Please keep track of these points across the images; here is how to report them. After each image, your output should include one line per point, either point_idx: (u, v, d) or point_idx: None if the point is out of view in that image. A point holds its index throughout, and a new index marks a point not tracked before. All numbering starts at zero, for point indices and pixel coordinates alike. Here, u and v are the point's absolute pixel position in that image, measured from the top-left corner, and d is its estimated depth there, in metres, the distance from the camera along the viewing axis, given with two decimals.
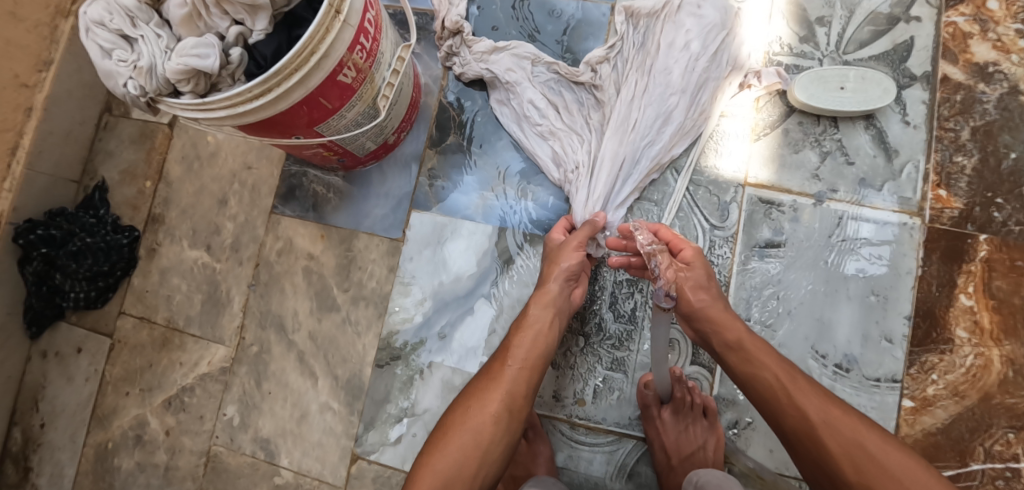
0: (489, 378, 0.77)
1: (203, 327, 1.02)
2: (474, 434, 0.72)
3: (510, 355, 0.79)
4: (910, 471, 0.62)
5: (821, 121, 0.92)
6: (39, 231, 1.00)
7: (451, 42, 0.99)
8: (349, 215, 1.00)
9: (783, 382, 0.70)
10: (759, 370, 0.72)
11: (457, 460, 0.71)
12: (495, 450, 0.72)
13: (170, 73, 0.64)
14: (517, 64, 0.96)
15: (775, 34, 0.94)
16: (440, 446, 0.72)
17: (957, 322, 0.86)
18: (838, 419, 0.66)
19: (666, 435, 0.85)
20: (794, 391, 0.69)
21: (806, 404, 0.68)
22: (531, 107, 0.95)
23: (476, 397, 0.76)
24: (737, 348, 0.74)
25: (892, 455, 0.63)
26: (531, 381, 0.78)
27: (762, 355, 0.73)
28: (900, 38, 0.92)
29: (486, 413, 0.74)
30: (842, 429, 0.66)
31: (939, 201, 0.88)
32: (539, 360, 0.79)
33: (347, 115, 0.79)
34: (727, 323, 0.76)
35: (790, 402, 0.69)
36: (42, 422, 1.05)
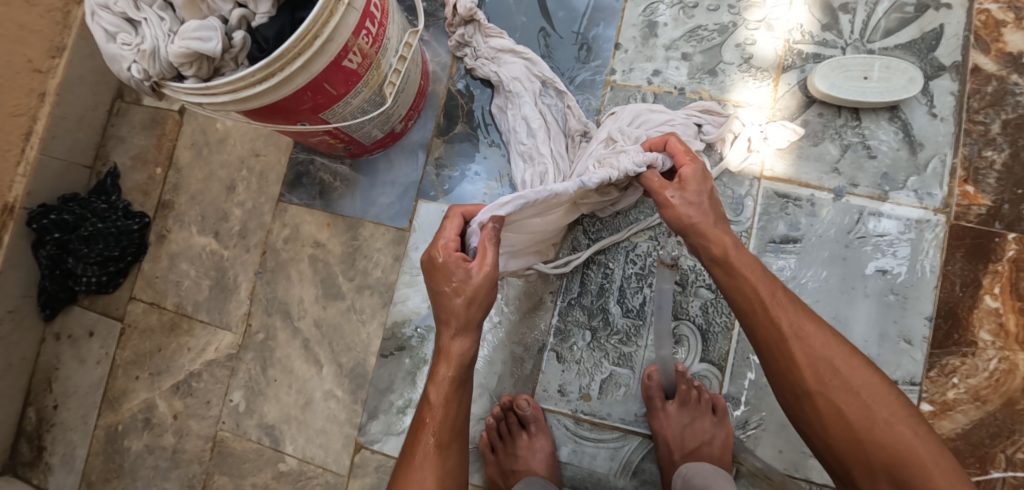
0: (411, 471, 0.66)
1: (211, 312, 1.03)
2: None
3: (429, 427, 0.68)
4: (881, 399, 0.60)
5: (842, 113, 0.88)
6: (52, 215, 1.01)
7: (463, 32, 0.96)
8: (356, 203, 1.00)
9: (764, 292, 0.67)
10: (740, 284, 0.68)
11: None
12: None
13: (173, 57, 0.63)
14: (526, 75, 0.93)
15: (796, 20, 0.91)
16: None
17: (980, 325, 0.82)
18: (810, 334, 0.64)
19: (670, 430, 0.83)
20: (773, 305, 0.66)
21: (784, 318, 0.65)
22: (524, 122, 0.92)
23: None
24: (735, 266, 0.69)
25: (866, 378, 0.61)
26: (450, 460, 0.67)
27: (742, 263, 0.69)
28: (929, 26, 0.88)
29: None
30: (817, 347, 0.63)
31: (966, 197, 0.84)
32: (452, 432, 0.69)
33: (353, 102, 0.78)
34: (714, 237, 0.70)
35: (768, 318, 0.66)
36: (55, 402, 1.07)
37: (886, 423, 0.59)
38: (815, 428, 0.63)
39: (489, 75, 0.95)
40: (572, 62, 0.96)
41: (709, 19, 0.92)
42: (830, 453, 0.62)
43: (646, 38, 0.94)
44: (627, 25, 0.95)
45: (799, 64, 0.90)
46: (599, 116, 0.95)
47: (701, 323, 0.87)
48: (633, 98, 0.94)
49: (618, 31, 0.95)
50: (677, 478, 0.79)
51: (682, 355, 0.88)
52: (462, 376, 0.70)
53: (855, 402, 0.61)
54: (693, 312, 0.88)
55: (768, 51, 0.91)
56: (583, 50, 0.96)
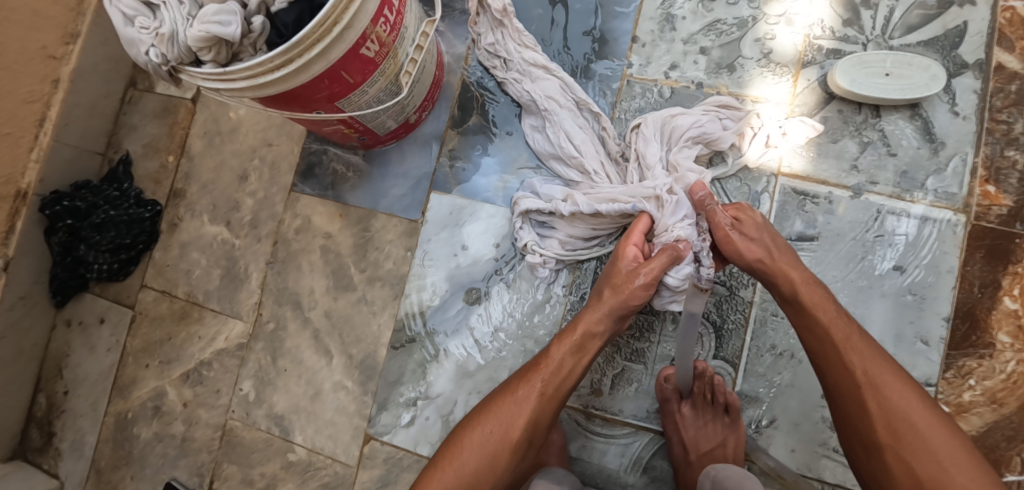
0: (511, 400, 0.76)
1: (221, 302, 1.03)
2: (487, 456, 0.74)
3: (541, 375, 0.77)
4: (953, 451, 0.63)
5: (861, 110, 0.87)
6: (64, 202, 1.01)
7: (493, 39, 0.94)
8: (367, 195, 0.99)
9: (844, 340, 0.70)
10: (815, 322, 0.72)
11: (471, 465, 0.74)
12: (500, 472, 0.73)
13: (192, 41, 0.63)
14: (562, 91, 0.91)
15: (817, 15, 0.89)
16: (450, 460, 0.75)
17: (999, 327, 0.81)
18: (882, 377, 0.67)
19: (685, 431, 0.83)
20: (846, 345, 0.70)
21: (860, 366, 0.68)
22: (566, 139, 0.90)
23: (498, 417, 0.76)
24: (809, 305, 0.73)
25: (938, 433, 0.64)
26: (543, 409, 0.76)
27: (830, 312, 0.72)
28: (952, 23, 0.86)
29: (504, 441, 0.74)
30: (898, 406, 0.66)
31: (987, 197, 0.83)
32: (556, 391, 0.77)
33: (369, 91, 0.77)
34: (782, 274, 0.76)
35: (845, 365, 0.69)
36: (65, 389, 1.07)
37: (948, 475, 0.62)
38: (878, 477, 0.66)
39: (520, 94, 0.93)
40: (588, 55, 0.95)
41: (728, 13, 0.91)
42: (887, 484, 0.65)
43: (664, 31, 0.93)
44: (645, 18, 0.94)
45: (819, 60, 0.89)
46: (614, 110, 0.94)
47: (715, 320, 0.87)
48: (650, 92, 0.93)
49: (635, 24, 0.94)
50: (706, 477, 0.78)
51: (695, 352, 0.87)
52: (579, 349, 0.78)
53: (925, 457, 0.63)
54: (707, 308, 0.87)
55: (787, 46, 0.90)
56: (599, 43, 0.95)
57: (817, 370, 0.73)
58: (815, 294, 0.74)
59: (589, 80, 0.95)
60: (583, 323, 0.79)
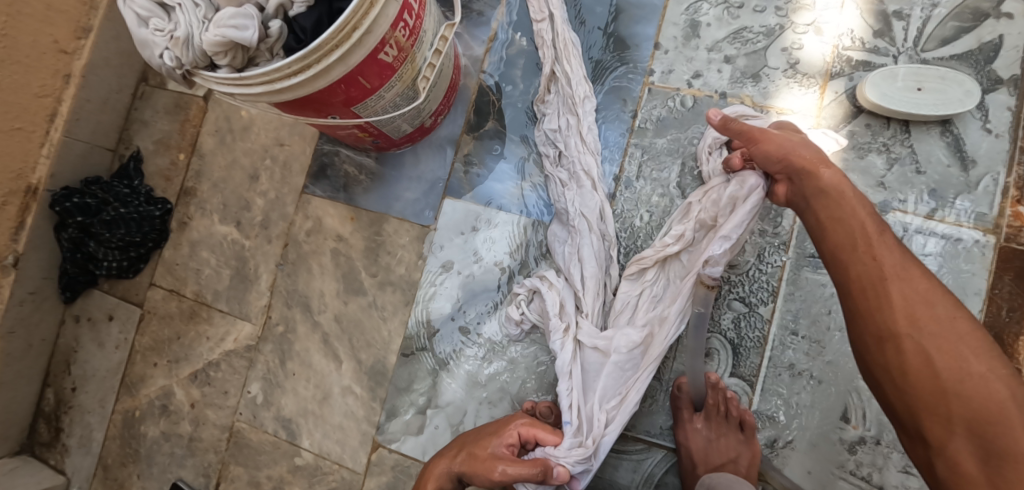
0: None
1: (230, 302, 1.02)
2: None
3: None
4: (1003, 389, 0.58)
5: (890, 125, 0.84)
6: (75, 198, 1.00)
7: (552, 103, 0.92)
8: (380, 198, 0.98)
9: (876, 271, 0.66)
10: (849, 214, 0.69)
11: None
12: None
13: (208, 45, 0.61)
14: (592, 210, 0.87)
15: (847, 25, 0.87)
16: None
17: None
18: (914, 274, 0.64)
19: (695, 443, 0.82)
20: (876, 240, 0.67)
21: (900, 298, 0.64)
22: (578, 264, 0.86)
23: None
24: (839, 198, 0.70)
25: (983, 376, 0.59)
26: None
27: (868, 239, 0.68)
28: (988, 36, 0.83)
29: None
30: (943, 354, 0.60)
31: (1018, 218, 0.80)
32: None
33: (385, 96, 0.75)
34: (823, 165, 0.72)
35: (880, 296, 0.65)
36: (73, 385, 1.07)
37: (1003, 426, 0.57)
38: (891, 372, 0.63)
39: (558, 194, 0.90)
40: (608, 61, 0.93)
41: (755, 20, 0.89)
42: (912, 421, 0.62)
43: (688, 38, 0.91)
44: (668, 24, 0.92)
45: (848, 72, 0.86)
46: (634, 119, 0.92)
47: (732, 337, 0.85)
48: (672, 100, 0.91)
49: (658, 30, 0.92)
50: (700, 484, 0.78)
51: (711, 368, 0.86)
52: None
53: (950, 350, 0.60)
54: (724, 325, 0.85)
55: (815, 56, 0.87)
56: (621, 49, 0.93)
57: (839, 260, 0.69)
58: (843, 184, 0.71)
59: (608, 87, 0.93)
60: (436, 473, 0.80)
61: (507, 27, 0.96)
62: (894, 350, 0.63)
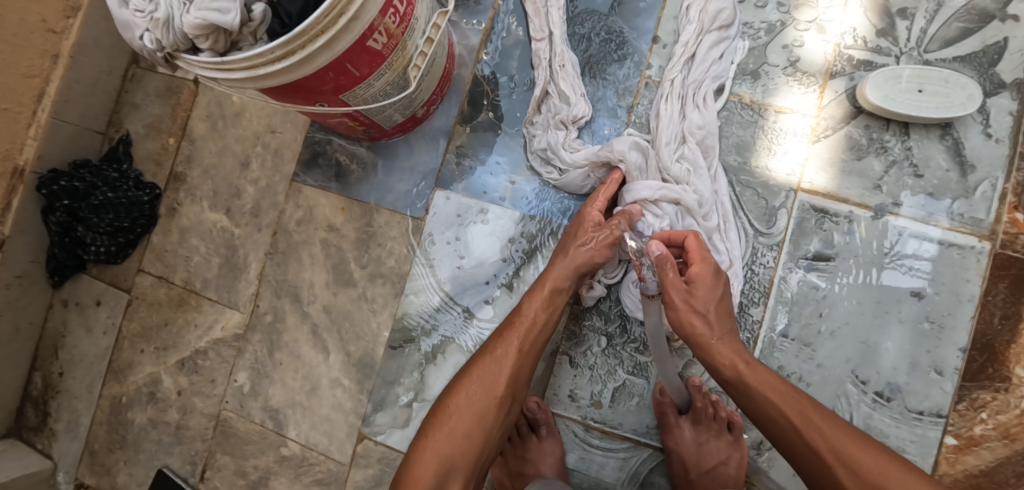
0: (490, 360, 0.76)
1: (219, 291, 1.01)
2: (477, 417, 0.72)
3: (515, 333, 0.77)
4: (852, 439, 0.64)
5: (890, 126, 0.83)
6: (62, 182, 0.99)
7: (543, 121, 0.92)
8: (371, 189, 0.96)
9: (780, 424, 0.68)
10: (764, 400, 0.69)
11: (463, 429, 0.72)
12: (492, 423, 0.73)
13: (189, 28, 0.59)
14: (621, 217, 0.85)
15: (849, 24, 0.85)
16: (439, 428, 0.72)
17: (1017, 360, 0.78)
18: (856, 455, 0.63)
19: (685, 447, 0.81)
20: (803, 425, 0.67)
21: (810, 421, 0.67)
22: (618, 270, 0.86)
23: (481, 376, 0.75)
24: (751, 387, 0.70)
25: (873, 461, 0.62)
26: (524, 363, 0.77)
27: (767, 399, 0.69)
28: (993, 38, 0.82)
29: (491, 394, 0.74)
30: (817, 435, 0.65)
31: (1015, 225, 0.80)
32: (532, 349, 0.77)
33: (375, 84, 0.74)
34: (719, 349, 0.72)
35: (797, 448, 0.67)
36: (61, 369, 1.07)
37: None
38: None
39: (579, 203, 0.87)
40: (605, 54, 0.91)
41: (757, 16, 0.87)
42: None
43: None
44: (668, 17, 0.90)
45: (849, 71, 0.85)
46: (630, 114, 0.90)
47: None
48: None
49: (657, 23, 0.90)
50: None
51: (698, 368, 0.85)
52: (552, 303, 0.79)
53: None
54: None
55: (817, 54, 0.86)
56: (619, 41, 0.91)
57: (782, 446, 0.68)
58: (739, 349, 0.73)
59: (605, 81, 0.91)
60: (550, 279, 0.80)
61: (504, 16, 0.95)
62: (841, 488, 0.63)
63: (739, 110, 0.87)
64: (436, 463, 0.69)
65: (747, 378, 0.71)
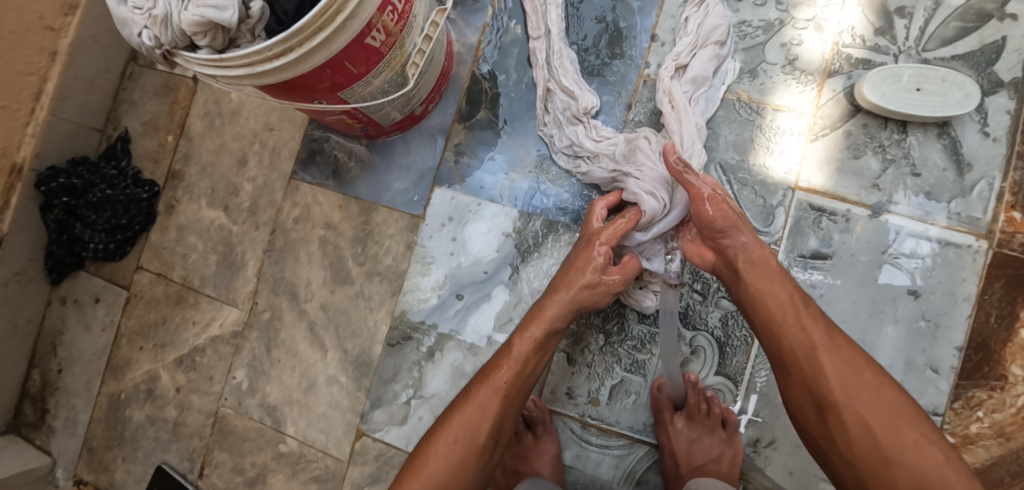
0: (473, 401, 0.73)
1: (217, 288, 1.01)
2: (455, 466, 0.69)
3: (498, 375, 0.74)
4: (873, 370, 0.64)
5: (887, 125, 0.83)
6: (61, 179, 0.99)
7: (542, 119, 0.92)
8: (369, 186, 0.97)
9: (808, 343, 0.66)
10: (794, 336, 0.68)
11: (441, 477, 0.68)
12: (471, 472, 0.69)
13: (186, 25, 0.59)
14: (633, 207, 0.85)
15: (847, 22, 0.85)
16: (417, 474, 0.69)
17: (1013, 359, 0.78)
18: (876, 407, 0.63)
19: (678, 444, 0.82)
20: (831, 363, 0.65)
21: (836, 345, 0.65)
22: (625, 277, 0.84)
23: (462, 421, 0.71)
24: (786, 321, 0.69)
25: (893, 411, 0.62)
26: (508, 409, 0.73)
27: (798, 319, 0.68)
28: (991, 37, 0.82)
29: (474, 439, 0.70)
30: (843, 358, 0.64)
31: (1012, 224, 0.80)
32: (518, 389, 0.75)
33: (373, 82, 0.74)
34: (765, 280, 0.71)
35: (817, 368, 0.65)
36: (59, 367, 1.07)
37: (917, 446, 0.60)
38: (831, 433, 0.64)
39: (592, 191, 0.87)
40: (603, 52, 0.91)
41: (755, 14, 0.87)
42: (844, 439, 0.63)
43: None
44: (666, 16, 0.90)
45: (847, 70, 0.85)
46: (628, 112, 0.90)
47: (719, 335, 0.84)
48: None
49: (655, 22, 0.90)
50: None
51: (695, 366, 0.85)
52: (540, 347, 0.77)
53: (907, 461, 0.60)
54: (712, 324, 0.84)
55: (814, 53, 0.86)
56: (617, 40, 0.91)
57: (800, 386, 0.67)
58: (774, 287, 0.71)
59: (603, 79, 0.91)
60: (543, 318, 0.78)
61: (502, 14, 0.94)
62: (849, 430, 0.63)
63: (737, 109, 0.87)
64: None
65: (781, 310, 0.69)
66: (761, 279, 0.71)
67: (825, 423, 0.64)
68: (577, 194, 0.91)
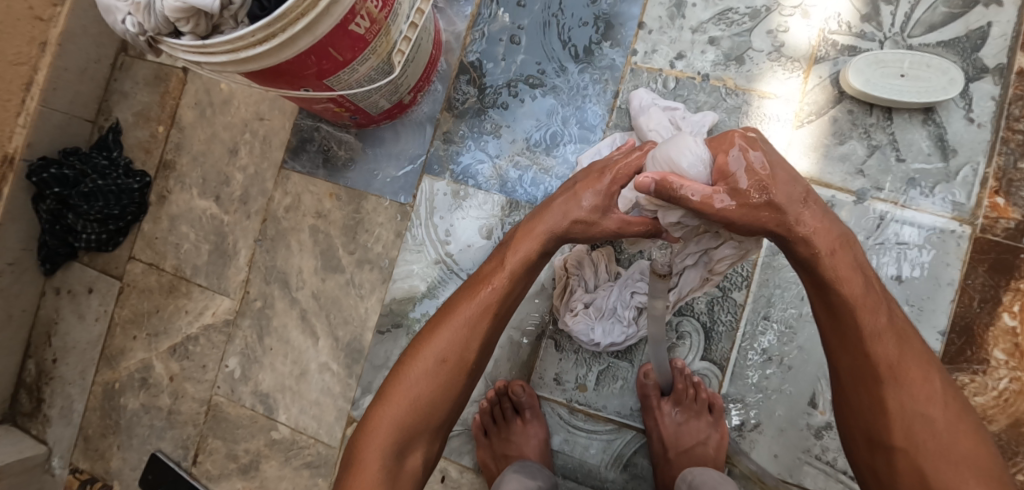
0: (458, 317, 0.71)
1: (209, 277, 1.02)
2: (439, 386, 0.68)
3: (483, 291, 0.72)
4: (945, 409, 0.61)
5: (873, 111, 0.84)
6: (52, 170, 0.99)
7: (533, 107, 0.93)
8: (359, 175, 0.97)
9: (875, 373, 0.62)
10: (852, 353, 0.64)
11: (425, 396, 0.68)
12: (455, 390, 0.69)
13: (169, 11, 0.60)
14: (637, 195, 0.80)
15: (835, 9, 0.85)
16: (399, 390, 0.68)
17: (995, 343, 0.79)
18: (918, 427, 0.60)
19: (665, 428, 0.83)
20: (889, 378, 0.62)
21: (912, 386, 0.61)
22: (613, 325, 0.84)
23: (448, 337, 0.70)
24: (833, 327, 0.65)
25: (944, 434, 0.59)
26: (496, 326, 0.72)
27: (867, 345, 0.63)
28: (976, 23, 0.82)
29: (461, 360, 0.70)
30: (912, 395, 0.61)
31: (995, 209, 0.80)
32: (506, 307, 0.72)
33: (359, 69, 0.74)
34: (848, 284, 0.63)
35: (878, 401, 0.62)
36: (54, 356, 1.08)
37: None
38: (873, 454, 0.63)
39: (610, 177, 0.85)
40: (590, 39, 0.92)
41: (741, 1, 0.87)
42: (886, 459, 0.61)
43: (672, 18, 0.89)
44: (653, 3, 0.90)
45: (833, 56, 0.85)
46: (615, 99, 0.91)
47: (705, 321, 0.85)
48: (654, 82, 0.89)
49: (643, 10, 0.90)
50: (682, 480, 0.76)
51: (681, 352, 0.86)
52: (534, 262, 0.73)
53: None
54: (698, 309, 0.85)
55: (801, 40, 0.86)
56: (604, 27, 0.91)
57: (856, 407, 0.64)
58: (850, 276, 0.63)
59: (591, 68, 0.92)
60: (534, 234, 0.73)
61: (489, 3, 0.95)
62: (890, 454, 0.61)
63: (723, 96, 0.87)
64: (390, 436, 0.66)
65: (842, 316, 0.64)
66: (834, 283, 0.63)
67: (876, 458, 0.62)
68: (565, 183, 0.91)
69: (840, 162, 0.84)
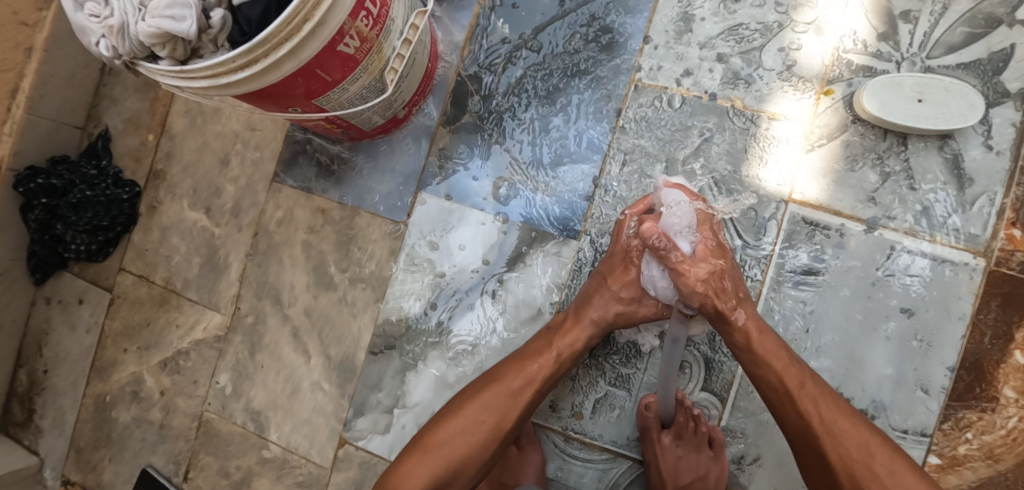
0: (499, 387, 0.74)
1: (200, 291, 1.00)
2: (477, 445, 0.71)
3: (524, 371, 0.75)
4: (886, 452, 0.64)
5: (887, 136, 0.80)
6: (40, 180, 0.96)
7: (532, 123, 0.89)
8: (353, 190, 0.94)
9: (809, 428, 0.67)
10: (787, 407, 0.68)
11: (462, 453, 0.71)
12: (490, 452, 0.72)
13: (143, 37, 0.57)
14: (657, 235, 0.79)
15: (851, 26, 0.81)
16: (432, 448, 0.71)
17: (1005, 380, 0.77)
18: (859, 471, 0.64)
19: (664, 461, 0.80)
20: (824, 432, 0.66)
21: (844, 434, 0.65)
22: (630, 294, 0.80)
23: (489, 403, 0.73)
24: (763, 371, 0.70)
25: (893, 472, 0.63)
26: (534, 403, 0.75)
27: (799, 401, 0.68)
28: (998, 44, 0.78)
29: (497, 426, 0.72)
30: (846, 444, 0.65)
31: (1011, 242, 0.77)
32: (550, 383, 0.76)
33: (349, 89, 0.71)
34: (773, 354, 0.70)
35: (819, 454, 0.66)
36: (45, 367, 1.06)
37: None
38: None
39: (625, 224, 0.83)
40: (593, 53, 0.88)
41: (753, 16, 0.83)
42: None
43: (680, 32, 0.86)
44: (660, 16, 0.86)
45: (847, 77, 0.81)
46: (619, 117, 0.87)
47: (705, 350, 0.83)
48: (659, 100, 0.86)
49: (648, 23, 0.87)
50: None
51: (681, 382, 0.84)
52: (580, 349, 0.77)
53: None
54: (699, 338, 0.83)
55: (813, 58, 0.82)
56: (608, 41, 0.88)
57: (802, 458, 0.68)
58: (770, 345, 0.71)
59: (593, 83, 0.88)
60: (583, 322, 0.77)
61: (489, 13, 0.91)
62: None
63: (731, 116, 0.84)
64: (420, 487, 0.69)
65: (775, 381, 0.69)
66: (765, 360, 0.70)
67: None
68: (564, 203, 0.88)
69: (848, 189, 0.81)
